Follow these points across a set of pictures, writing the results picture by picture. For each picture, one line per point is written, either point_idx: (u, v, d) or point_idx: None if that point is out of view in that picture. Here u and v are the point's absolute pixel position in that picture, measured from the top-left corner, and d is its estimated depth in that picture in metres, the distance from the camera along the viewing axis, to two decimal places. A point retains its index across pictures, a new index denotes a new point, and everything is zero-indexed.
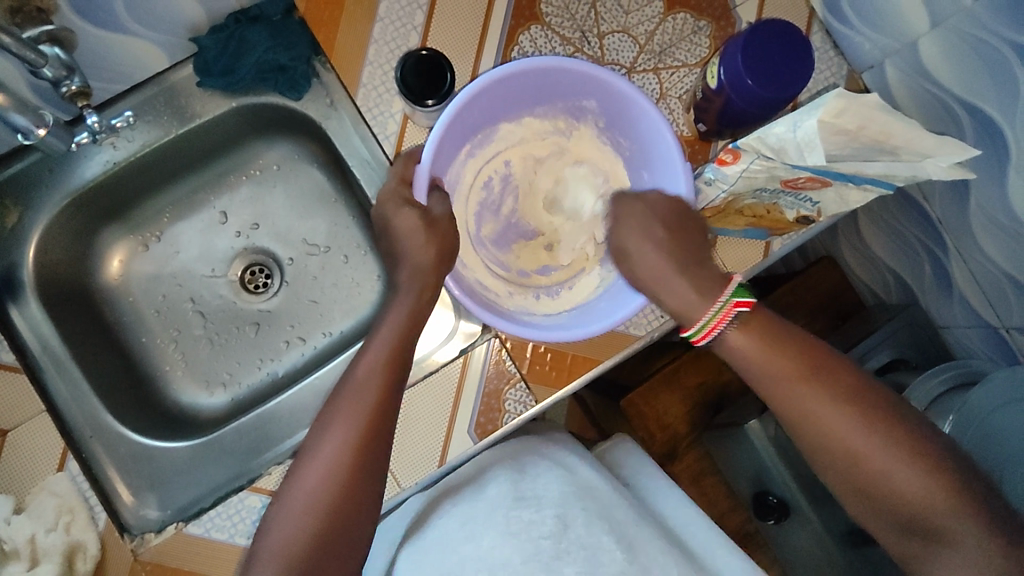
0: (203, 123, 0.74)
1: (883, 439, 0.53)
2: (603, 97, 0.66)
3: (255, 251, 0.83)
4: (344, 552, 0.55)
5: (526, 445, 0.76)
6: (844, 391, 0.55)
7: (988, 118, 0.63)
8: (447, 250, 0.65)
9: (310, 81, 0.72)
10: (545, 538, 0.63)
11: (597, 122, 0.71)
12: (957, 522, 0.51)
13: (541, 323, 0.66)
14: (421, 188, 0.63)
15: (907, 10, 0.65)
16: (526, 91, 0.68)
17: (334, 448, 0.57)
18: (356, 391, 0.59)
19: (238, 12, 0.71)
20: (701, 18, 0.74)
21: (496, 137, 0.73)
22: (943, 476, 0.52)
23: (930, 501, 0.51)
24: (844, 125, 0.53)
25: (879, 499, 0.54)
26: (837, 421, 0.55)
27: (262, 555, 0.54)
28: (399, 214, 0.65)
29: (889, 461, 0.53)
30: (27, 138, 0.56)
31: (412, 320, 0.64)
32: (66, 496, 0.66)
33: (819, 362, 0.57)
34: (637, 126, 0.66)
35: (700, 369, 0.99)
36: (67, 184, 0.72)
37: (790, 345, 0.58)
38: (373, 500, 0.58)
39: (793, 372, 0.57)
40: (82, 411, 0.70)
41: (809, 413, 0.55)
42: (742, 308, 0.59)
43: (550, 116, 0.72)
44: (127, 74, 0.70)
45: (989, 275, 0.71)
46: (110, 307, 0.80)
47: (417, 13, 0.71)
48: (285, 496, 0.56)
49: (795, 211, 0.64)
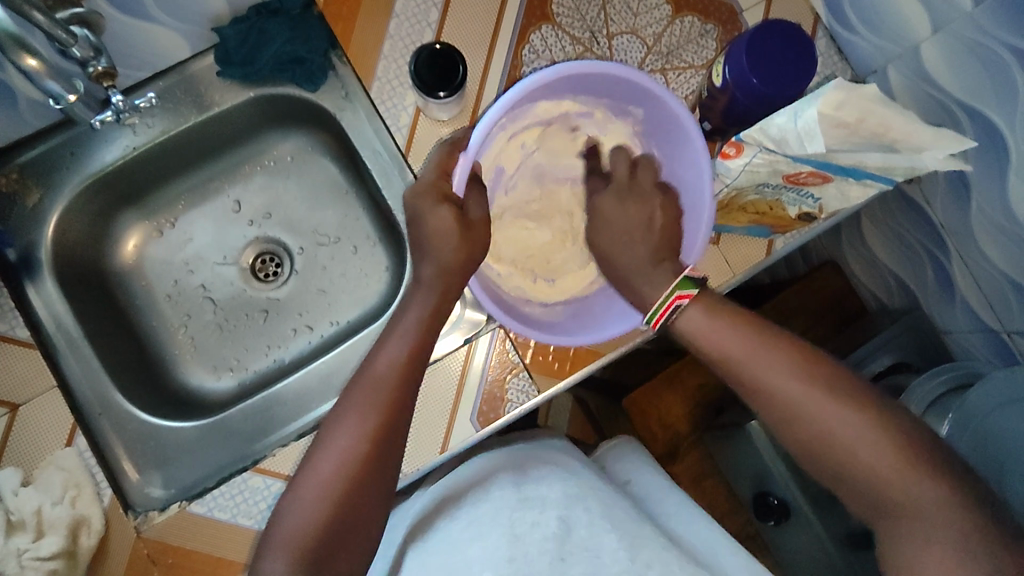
0: (221, 112, 0.76)
1: (828, 405, 0.54)
2: (653, 107, 0.67)
3: (267, 240, 0.85)
4: (352, 546, 0.56)
5: (540, 453, 0.75)
6: (788, 359, 0.56)
7: (987, 121, 0.64)
8: (475, 254, 0.65)
9: (326, 73, 0.74)
10: (547, 539, 0.62)
11: (637, 123, 0.73)
12: (907, 481, 0.51)
13: (539, 318, 0.69)
14: (461, 177, 0.64)
15: (908, 15, 0.67)
16: (573, 85, 0.68)
17: (350, 439, 0.57)
18: (376, 383, 0.60)
19: (259, 5, 0.73)
20: (708, 21, 0.76)
21: (535, 117, 0.73)
22: (893, 439, 0.52)
23: (877, 461, 0.52)
24: (844, 118, 0.55)
25: (831, 463, 0.54)
26: (787, 387, 0.55)
27: (272, 546, 0.54)
28: (435, 212, 0.63)
29: (836, 424, 0.53)
30: (58, 104, 0.56)
31: (433, 317, 0.64)
32: (73, 471, 0.67)
33: (770, 333, 0.58)
34: (673, 135, 0.67)
35: (702, 371, 1.00)
36: (86, 167, 0.74)
37: (739, 320, 0.59)
38: (385, 493, 0.58)
39: (743, 344, 0.57)
40: (91, 388, 0.72)
41: (755, 386, 0.57)
42: (684, 299, 0.61)
43: (590, 105, 0.72)
44: (149, 62, 0.73)
45: (990, 278, 0.72)
46: (123, 290, 0.81)
47: (432, 10, 0.73)
48: (300, 482, 0.57)
49: (797, 207, 0.66)
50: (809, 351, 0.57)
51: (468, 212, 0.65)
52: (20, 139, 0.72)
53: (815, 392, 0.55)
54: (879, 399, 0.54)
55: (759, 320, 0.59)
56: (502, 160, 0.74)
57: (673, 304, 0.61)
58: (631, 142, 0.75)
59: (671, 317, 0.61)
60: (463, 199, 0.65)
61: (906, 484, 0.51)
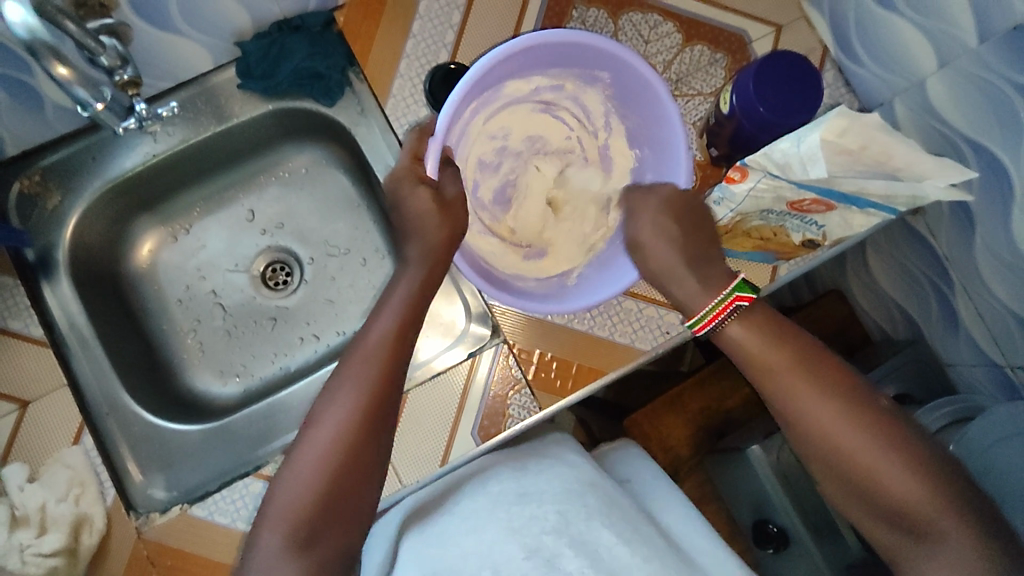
0: (239, 124, 0.78)
1: (875, 448, 0.53)
2: (623, 73, 0.68)
3: (278, 249, 0.87)
4: (352, 517, 0.56)
5: (538, 448, 0.70)
6: (839, 390, 0.56)
7: (991, 156, 0.65)
8: (457, 230, 0.66)
9: (344, 89, 0.76)
10: (546, 533, 0.57)
11: (606, 91, 0.73)
12: (945, 523, 0.51)
13: (537, 292, 0.69)
14: (432, 158, 0.65)
15: (916, 51, 0.68)
16: (537, 59, 0.69)
17: (344, 411, 0.57)
18: (371, 353, 0.60)
19: (282, 21, 0.75)
20: (717, 50, 0.78)
21: (504, 97, 0.73)
22: (931, 480, 0.52)
23: (916, 505, 0.52)
24: (847, 145, 0.57)
25: (866, 496, 0.54)
26: (829, 413, 0.55)
27: (268, 519, 0.54)
28: (415, 193, 0.65)
29: (882, 470, 0.53)
30: (85, 110, 0.59)
31: (422, 293, 0.66)
32: (78, 469, 0.68)
33: (812, 356, 0.57)
34: (644, 102, 0.69)
35: (704, 394, 1.00)
36: (107, 172, 0.76)
37: (786, 339, 0.58)
38: (378, 464, 0.58)
39: (791, 367, 0.57)
40: (100, 388, 0.73)
41: (799, 408, 0.56)
42: (744, 302, 0.60)
43: (561, 79, 0.73)
44: (174, 73, 0.75)
45: (994, 312, 0.72)
46: (137, 294, 0.83)
47: (448, 32, 0.75)
48: (296, 455, 0.57)
49: (801, 234, 0.67)
50: (852, 381, 0.56)
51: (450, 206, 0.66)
52: (45, 143, 0.75)
53: (858, 421, 0.54)
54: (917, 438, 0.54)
55: (806, 340, 0.59)
56: (485, 143, 0.74)
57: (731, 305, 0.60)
58: (603, 113, 0.75)
59: (717, 326, 0.60)
60: (439, 181, 0.66)
61: (944, 528, 0.51)
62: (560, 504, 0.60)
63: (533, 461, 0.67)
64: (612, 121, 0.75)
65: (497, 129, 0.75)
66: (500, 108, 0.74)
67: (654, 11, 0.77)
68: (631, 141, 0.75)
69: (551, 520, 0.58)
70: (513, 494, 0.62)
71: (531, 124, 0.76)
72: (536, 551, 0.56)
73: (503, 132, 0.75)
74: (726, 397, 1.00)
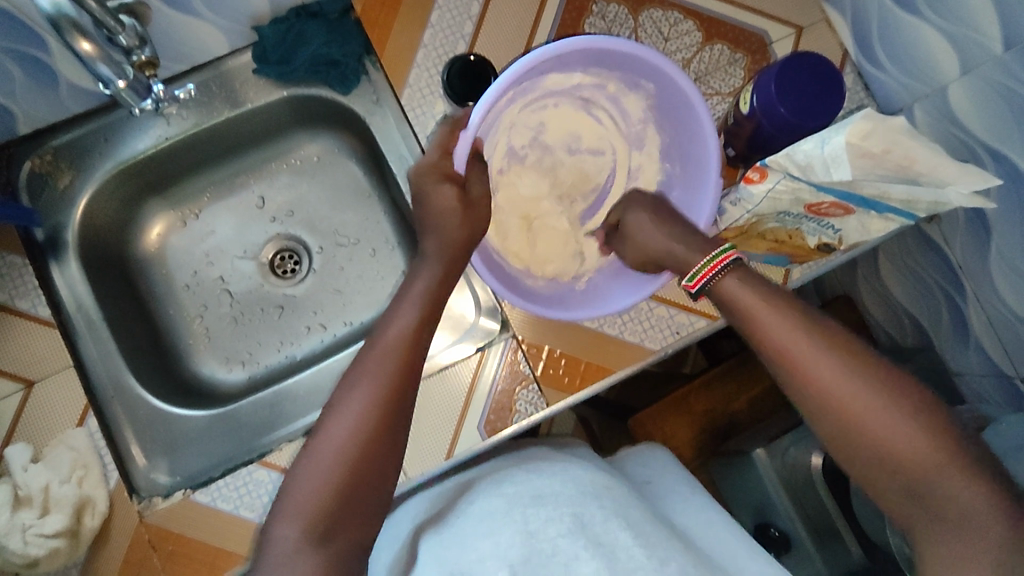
0: (254, 109, 0.77)
1: (877, 400, 0.50)
2: (662, 81, 0.67)
3: (288, 237, 0.86)
4: (367, 511, 0.55)
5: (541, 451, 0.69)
6: (835, 344, 0.52)
7: (1009, 164, 0.64)
8: (474, 230, 0.67)
9: (359, 78, 0.76)
10: (562, 537, 0.55)
11: (647, 98, 0.72)
12: (952, 480, 0.47)
13: (548, 293, 0.70)
14: (461, 151, 0.65)
15: (938, 57, 0.68)
16: (581, 60, 0.68)
17: (360, 407, 0.57)
18: (387, 349, 0.60)
19: (299, 7, 0.74)
20: (737, 50, 0.77)
21: (540, 91, 0.72)
22: (933, 433, 0.48)
23: (922, 464, 0.48)
24: (870, 148, 0.56)
25: (865, 451, 0.50)
26: (828, 367, 0.51)
27: (284, 512, 0.54)
28: (429, 187, 0.65)
29: (883, 422, 0.49)
30: (106, 87, 0.58)
31: (439, 288, 0.65)
32: (82, 451, 0.68)
33: (809, 311, 0.54)
34: (682, 114, 0.68)
35: (710, 396, 0.99)
36: (118, 154, 0.76)
37: (781, 294, 0.55)
38: (394, 462, 0.57)
39: (789, 322, 0.53)
40: (106, 370, 0.73)
41: (800, 365, 0.52)
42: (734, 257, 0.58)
43: (603, 78, 0.72)
44: (189, 56, 0.74)
45: (1007, 323, 0.71)
46: (144, 278, 0.83)
47: (467, 22, 0.74)
48: (310, 448, 0.56)
49: (817, 238, 0.66)
50: (849, 337, 0.52)
51: (466, 193, 0.66)
52: (57, 122, 0.74)
53: (856, 374, 0.50)
54: (917, 391, 0.50)
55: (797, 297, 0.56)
56: (507, 136, 0.74)
57: (721, 262, 0.58)
58: (641, 118, 0.74)
59: (713, 280, 0.58)
60: (461, 173, 0.66)
61: (951, 483, 0.47)
62: (575, 507, 0.58)
63: (546, 464, 0.65)
64: (648, 125, 0.74)
65: (525, 125, 0.74)
66: (536, 100, 0.73)
67: (674, 8, 0.77)
68: (666, 150, 0.74)
69: (567, 522, 0.56)
70: (528, 497, 0.60)
71: (563, 121, 0.75)
72: (550, 558, 0.54)
73: (537, 127, 0.75)
74: (732, 399, 0.99)
